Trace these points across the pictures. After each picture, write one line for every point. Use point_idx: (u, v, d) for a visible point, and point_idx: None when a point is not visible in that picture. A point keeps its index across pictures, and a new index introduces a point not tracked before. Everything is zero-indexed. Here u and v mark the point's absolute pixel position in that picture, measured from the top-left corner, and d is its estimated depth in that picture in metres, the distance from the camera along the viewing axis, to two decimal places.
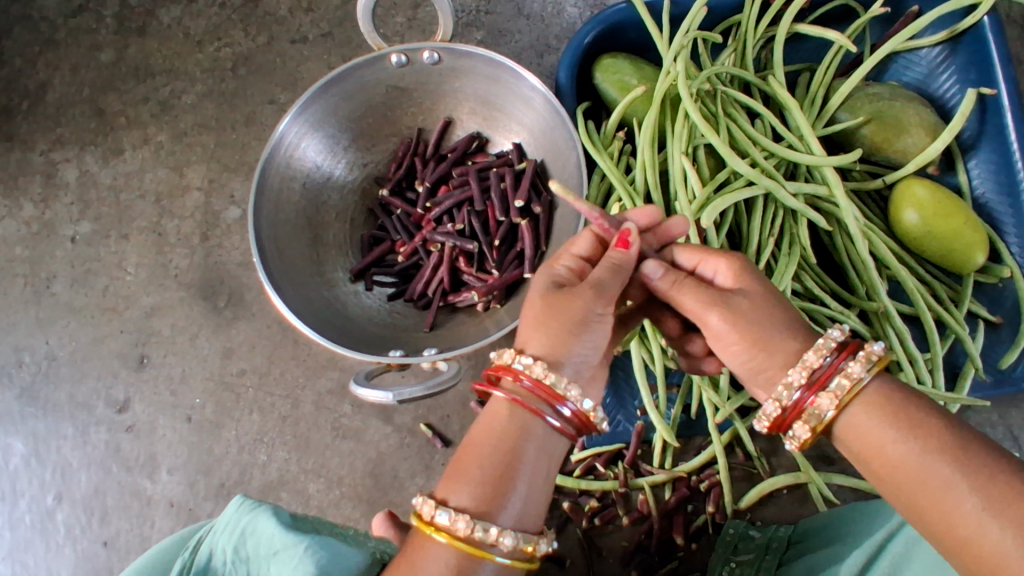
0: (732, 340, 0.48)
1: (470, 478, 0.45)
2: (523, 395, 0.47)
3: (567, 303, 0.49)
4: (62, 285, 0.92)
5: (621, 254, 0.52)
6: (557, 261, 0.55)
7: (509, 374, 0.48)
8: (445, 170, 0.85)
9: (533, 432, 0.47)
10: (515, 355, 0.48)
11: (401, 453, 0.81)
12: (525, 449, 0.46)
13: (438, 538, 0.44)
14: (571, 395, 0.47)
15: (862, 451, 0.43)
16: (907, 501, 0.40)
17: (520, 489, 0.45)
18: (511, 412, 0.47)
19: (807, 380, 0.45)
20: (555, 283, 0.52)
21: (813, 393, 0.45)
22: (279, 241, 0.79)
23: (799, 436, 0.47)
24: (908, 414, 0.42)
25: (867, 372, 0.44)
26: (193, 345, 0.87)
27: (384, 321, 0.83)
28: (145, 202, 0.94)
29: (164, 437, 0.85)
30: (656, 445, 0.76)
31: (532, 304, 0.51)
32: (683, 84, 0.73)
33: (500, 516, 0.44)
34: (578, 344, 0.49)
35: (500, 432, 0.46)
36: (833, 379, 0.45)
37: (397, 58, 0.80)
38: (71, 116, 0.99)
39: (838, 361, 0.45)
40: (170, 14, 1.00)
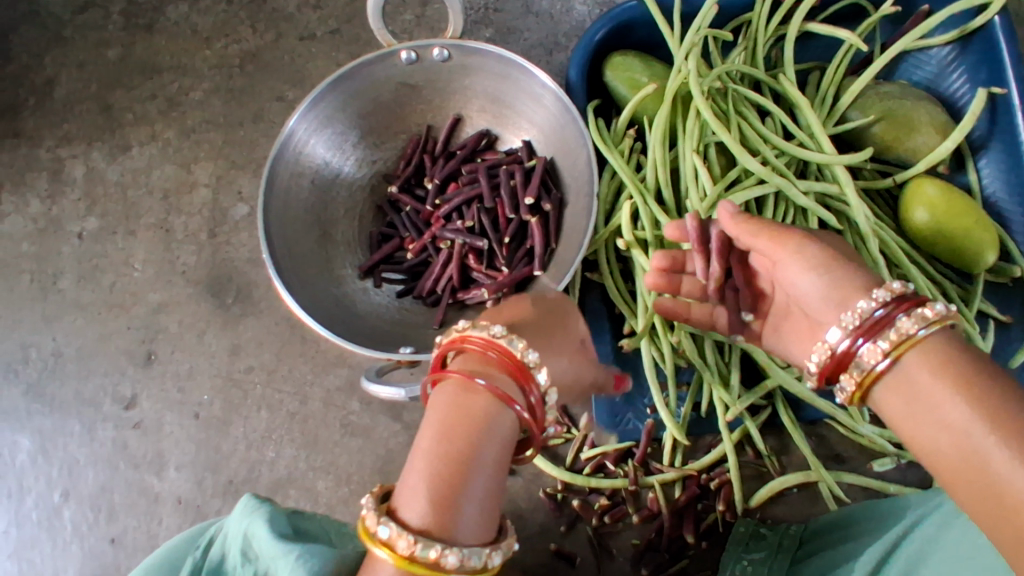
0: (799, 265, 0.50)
1: (420, 489, 0.43)
2: (485, 378, 0.47)
3: (513, 309, 0.59)
4: (69, 281, 0.92)
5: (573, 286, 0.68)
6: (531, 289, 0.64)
7: (468, 341, 0.48)
8: (455, 167, 0.85)
9: (493, 422, 0.45)
10: (472, 325, 0.49)
11: (410, 450, 0.81)
12: (479, 447, 0.44)
13: (382, 555, 0.43)
14: (529, 359, 0.47)
15: (905, 398, 0.43)
16: (937, 448, 0.39)
17: (470, 498, 0.43)
18: (463, 390, 0.46)
19: (859, 325, 0.45)
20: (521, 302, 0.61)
21: (861, 341, 0.45)
22: (288, 237, 0.79)
23: (845, 388, 0.47)
24: (956, 370, 0.40)
25: (921, 326, 0.43)
26: (201, 341, 0.87)
27: (393, 319, 0.83)
28: (152, 199, 0.94)
29: (171, 434, 0.85)
30: (666, 443, 0.76)
31: (512, 314, 0.59)
32: (694, 82, 0.73)
33: (448, 527, 0.43)
34: (524, 333, 0.56)
35: (451, 427, 0.45)
36: (885, 330, 0.44)
37: (406, 56, 0.80)
38: (77, 112, 0.99)
39: (894, 314, 0.44)
40: (177, 11, 1.00)
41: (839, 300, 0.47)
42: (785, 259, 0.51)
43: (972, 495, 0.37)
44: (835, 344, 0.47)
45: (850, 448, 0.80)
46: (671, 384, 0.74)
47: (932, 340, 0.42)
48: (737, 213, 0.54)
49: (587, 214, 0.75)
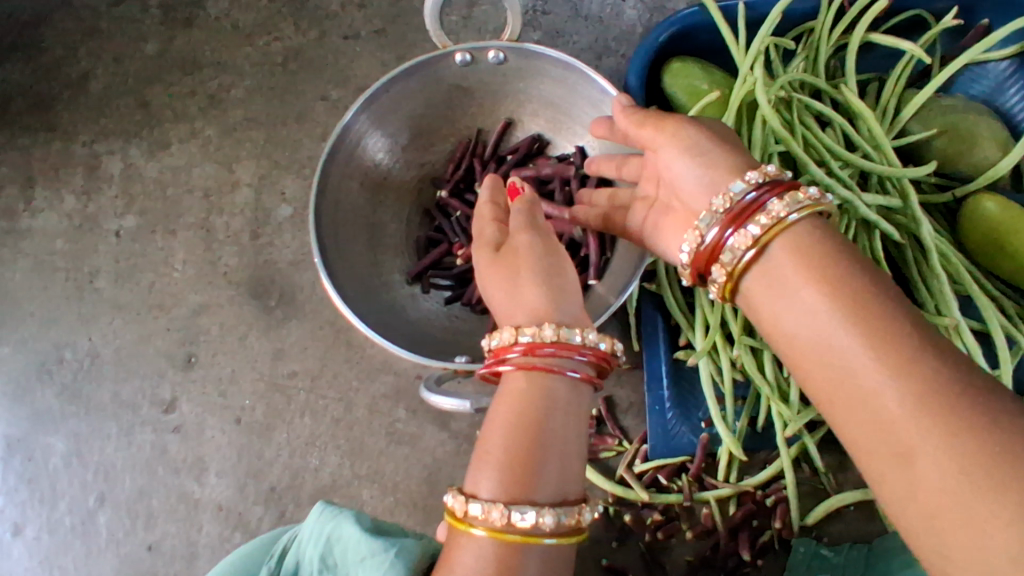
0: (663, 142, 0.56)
1: (494, 464, 0.46)
2: (535, 361, 0.48)
3: (514, 256, 0.54)
4: (106, 281, 0.90)
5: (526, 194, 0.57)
6: (483, 233, 0.58)
7: (513, 349, 0.49)
8: (506, 173, 0.84)
9: (554, 391, 0.48)
10: (515, 332, 0.49)
11: (458, 460, 0.79)
12: (547, 416, 0.47)
13: (476, 532, 0.45)
14: (586, 340, 0.49)
15: (774, 291, 0.46)
16: (811, 346, 0.43)
17: (551, 464, 0.45)
18: (529, 380, 0.48)
19: (728, 211, 0.49)
20: (490, 244, 0.57)
21: (731, 226, 0.49)
22: (339, 239, 0.77)
23: (718, 281, 0.51)
24: (836, 276, 0.43)
25: (789, 211, 0.47)
26: (242, 344, 0.85)
27: (443, 325, 0.81)
28: (192, 197, 0.92)
29: (213, 439, 0.83)
30: (722, 458, 0.75)
31: (494, 285, 0.54)
32: (761, 91, 0.72)
33: (536, 494, 0.45)
34: (553, 292, 0.51)
35: (517, 405, 0.47)
36: (758, 215, 0.48)
37: (461, 57, 0.78)
38: (114, 107, 0.97)
39: (765, 196, 0.48)
40: (218, 6, 0.99)
41: (716, 180, 0.53)
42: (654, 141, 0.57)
43: (839, 395, 0.41)
44: (703, 235, 0.51)
45: None
46: (728, 398, 0.73)
47: (813, 243, 0.46)
48: (629, 104, 0.59)
49: None
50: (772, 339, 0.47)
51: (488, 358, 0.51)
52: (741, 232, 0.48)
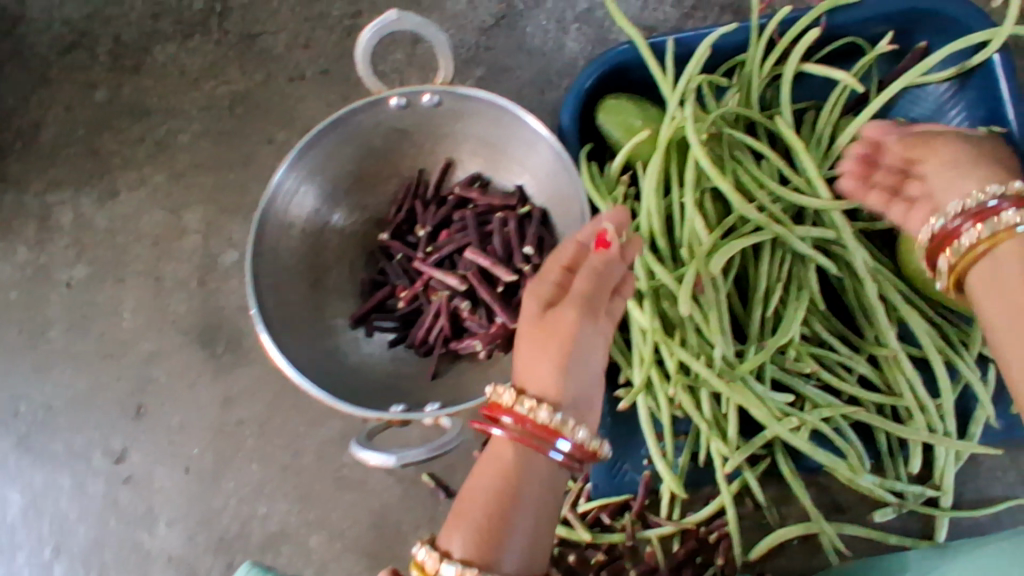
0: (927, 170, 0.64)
1: (471, 527, 0.51)
2: (524, 436, 0.54)
3: (560, 325, 0.55)
4: (58, 331, 0.91)
5: (604, 255, 0.57)
6: (546, 277, 0.58)
7: (510, 417, 0.55)
8: (446, 214, 0.84)
9: (535, 467, 0.54)
10: (515, 399, 0.55)
11: (404, 504, 0.80)
12: (525, 490, 0.53)
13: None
14: (573, 432, 0.54)
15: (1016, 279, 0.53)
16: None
17: (521, 534, 0.52)
18: (514, 452, 0.55)
19: (974, 210, 0.57)
20: (542, 300, 0.57)
21: (973, 220, 0.57)
22: (279, 289, 0.78)
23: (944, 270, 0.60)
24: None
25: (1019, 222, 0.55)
26: (191, 392, 0.86)
27: (386, 370, 0.82)
28: (141, 245, 0.92)
29: (162, 488, 0.84)
30: (665, 495, 0.75)
31: (528, 341, 0.56)
32: (692, 130, 0.72)
33: (503, 561, 0.51)
34: (576, 369, 0.56)
35: (501, 473, 0.54)
36: (988, 218, 0.56)
37: (396, 102, 0.79)
38: (65, 156, 0.97)
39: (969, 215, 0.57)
40: (165, 51, 0.99)
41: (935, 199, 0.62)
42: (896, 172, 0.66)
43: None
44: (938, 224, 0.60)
45: (851, 497, 0.79)
46: (667, 435, 0.74)
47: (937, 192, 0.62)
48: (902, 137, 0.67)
49: None
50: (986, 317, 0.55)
51: (485, 415, 0.57)
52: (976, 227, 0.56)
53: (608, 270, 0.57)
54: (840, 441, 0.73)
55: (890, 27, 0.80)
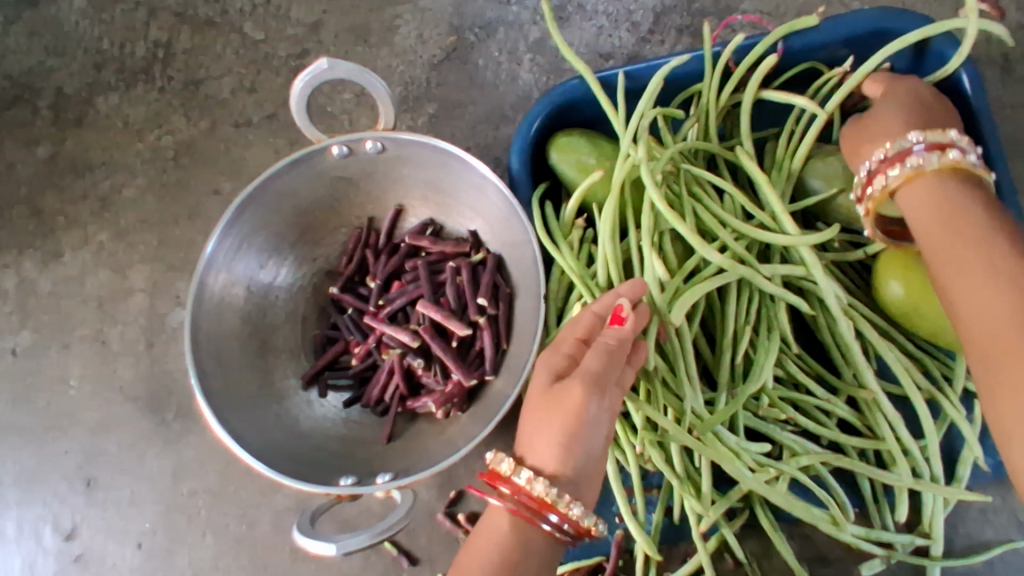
0: (893, 105, 0.64)
1: None
2: (520, 507, 0.54)
3: (564, 398, 0.57)
4: (3, 403, 0.87)
5: (617, 331, 0.60)
6: (560, 348, 0.61)
7: (508, 485, 0.55)
8: (397, 264, 0.80)
9: (530, 539, 0.55)
10: (515, 468, 0.56)
11: (365, 575, 0.76)
12: (521, 563, 0.53)
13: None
14: (569, 510, 0.54)
15: (935, 212, 0.56)
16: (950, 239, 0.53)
17: None
18: (511, 523, 0.55)
19: (892, 155, 0.60)
20: (554, 373, 0.60)
21: (891, 164, 0.60)
22: (222, 355, 0.74)
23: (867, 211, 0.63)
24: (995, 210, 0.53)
25: (931, 163, 0.58)
26: (141, 463, 0.82)
27: (339, 434, 0.77)
28: (86, 308, 0.89)
29: (114, 567, 0.80)
30: (639, 556, 0.71)
31: (536, 410, 0.58)
32: (645, 170, 0.67)
33: None
34: (579, 445, 0.56)
35: (500, 543, 0.54)
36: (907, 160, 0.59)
37: (338, 150, 0.75)
38: (7, 217, 0.94)
39: (922, 149, 0.58)
40: (108, 102, 0.96)
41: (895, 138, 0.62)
42: (868, 117, 0.65)
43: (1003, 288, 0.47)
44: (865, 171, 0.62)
45: (837, 547, 0.74)
46: (637, 493, 0.69)
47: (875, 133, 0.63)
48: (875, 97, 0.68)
49: (535, 317, 0.70)
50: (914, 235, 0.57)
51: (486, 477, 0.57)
52: (896, 168, 0.59)
53: (619, 345, 0.59)
54: (821, 491, 0.69)
55: (849, 51, 0.76)
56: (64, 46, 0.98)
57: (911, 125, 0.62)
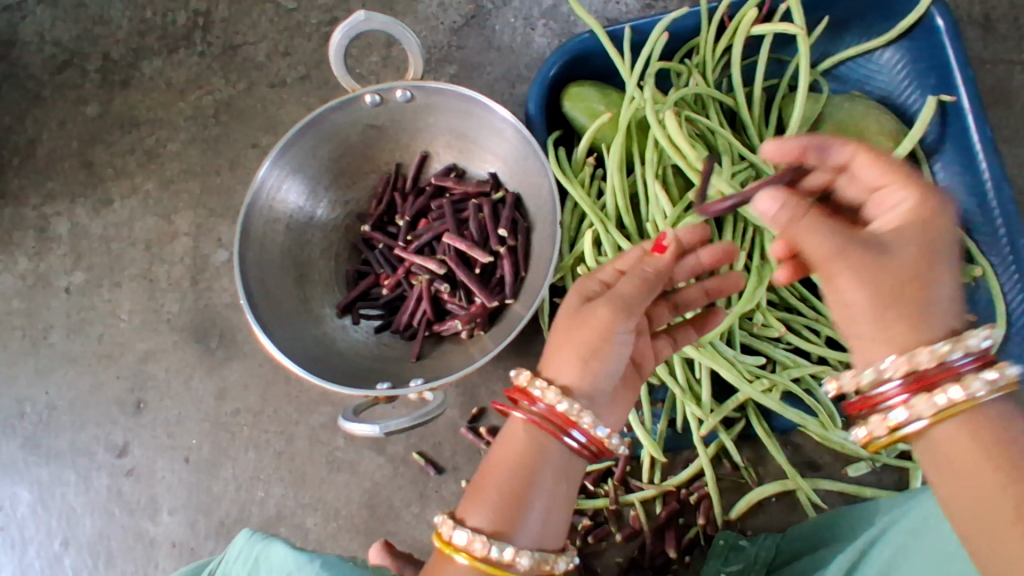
0: (918, 241, 0.41)
1: (486, 500, 0.49)
2: (539, 420, 0.50)
3: (589, 319, 0.50)
4: (59, 334, 0.96)
5: (661, 262, 0.53)
6: (597, 274, 0.54)
7: (526, 400, 0.50)
8: (424, 204, 0.88)
9: (550, 451, 0.50)
10: (533, 380, 0.51)
11: (395, 482, 0.86)
12: (538, 471, 0.49)
13: (458, 558, 0.48)
14: (584, 422, 0.49)
15: (993, 464, 0.38)
16: (987, 499, 0.37)
17: (535, 511, 0.48)
18: (527, 434, 0.50)
19: (919, 371, 0.41)
20: (584, 296, 0.52)
21: (913, 390, 0.41)
22: (266, 281, 0.81)
23: (872, 431, 0.45)
24: (1009, 417, 0.39)
25: (987, 393, 0.40)
26: (187, 387, 0.92)
27: (372, 354, 0.85)
28: (135, 250, 0.98)
29: (163, 479, 0.91)
30: (645, 460, 0.78)
31: (560, 327, 0.52)
32: (649, 109, 0.75)
33: (514, 535, 0.48)
34: (598, 369, 0.50)
35: (514, 456, 0.50)
36: (928, 390, 0.41)
37: (370, 99, 0.82)
38: (60, 169, 1.02)
39: (948, 372, 0.40)
40: (152, 66, 1.02)
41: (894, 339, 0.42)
42: (886, 260, 0.41)
43: None
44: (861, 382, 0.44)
45: (826, 454, 0.82)
46: (645, 403, 0.76)
47: (873, 284, 0.41)
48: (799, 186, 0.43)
49: (552, 242, 0.78)
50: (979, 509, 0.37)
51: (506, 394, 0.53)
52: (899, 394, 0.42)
53: (659, 273, 0.52)
54: (810, 402, 0.75)
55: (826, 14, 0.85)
56: (109, 14, 1.04)
57: (883, 295, 0.41)
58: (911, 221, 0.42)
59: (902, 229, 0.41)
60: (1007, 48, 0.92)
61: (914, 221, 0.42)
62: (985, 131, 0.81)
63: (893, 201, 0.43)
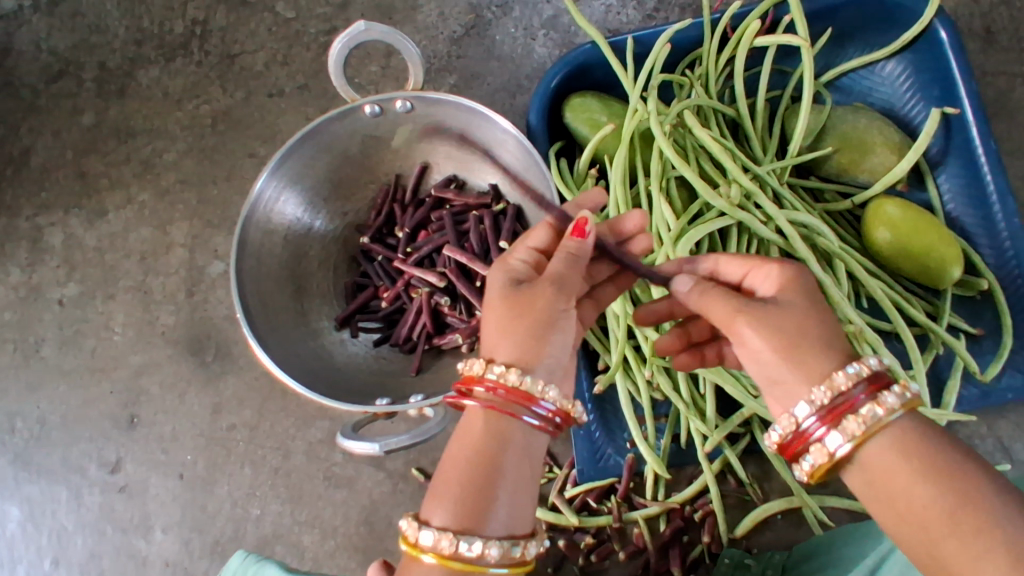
0: (799, 297, 0.48)
1: (450, 495, 0.43)
2: (497, 402, 0.46)
3: (531, 301, 0.49)
4: (51, 347, 0.95)
5: (579, 243, 0.52)
6: (513, 263, 0.53)
7: (481, 384, 0.47)
8: (424, 215, 0.87)
9: (511, 434, 0.46)
10: (487, 365, 0.47)
11: (394, 499, 0.85)
12: (504, 454, 0.45)
13: (426, 559, 0.43)
14: (546, 394, 0.46)
15: (917, 476, 0.40)
16: (982, 565, 0.36)
17: (504, 499, 0.43)
18: (487, 421, 0.46)
19: (828, 404, 0.44)
20: (513, 279, 0.52)
21: (830, 424, 0.44)
22: (264, 294, 0.80)
23: (810, 467, 0.46)
24: (919, 432, 0.42)
25: (894, 411, 0.42)
26: (182, 402, 0.91)
27: (370, 368, 0.84)
28: (130, 262, 0.96)
29: (156, 496, 0.89)
30: (648, 477, 0.76)
31: (497, 313, 0.49)
32: (653, 121, 0.74)
33: (485, 527, 0.43)
34: (548, 346, 0.49)
35: (474, 445, 0.45)
36: (851, 413, 0.43)
37: (370, 109, 0.80)
38: (54, 179, 1.00)
39: (867, 395, 0.43)
40: (148, 75, 1.01)
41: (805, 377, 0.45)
42: (776, 312, 0.47)
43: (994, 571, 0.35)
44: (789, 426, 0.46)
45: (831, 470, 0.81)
46: (648, 417, 0.74)
47: (770, 332, 0.46)
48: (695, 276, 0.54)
49: None
50: (908, 520, 0.40)
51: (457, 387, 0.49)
52: (840, 428, 0.43)
53: (579, 258, 0.52)
54: None
55: (829, 26, 0.85)
56: (106, 23, 1.03)
57: (778, 341, 0.46)
58: (785, 280, 0.50)
59: (781, 287, 0.49)
60: (1010, 59, 0.92)
61: (785, 283, 0.50)
62: (990, 145, 0.80)
63: (766, 274, 0.52)
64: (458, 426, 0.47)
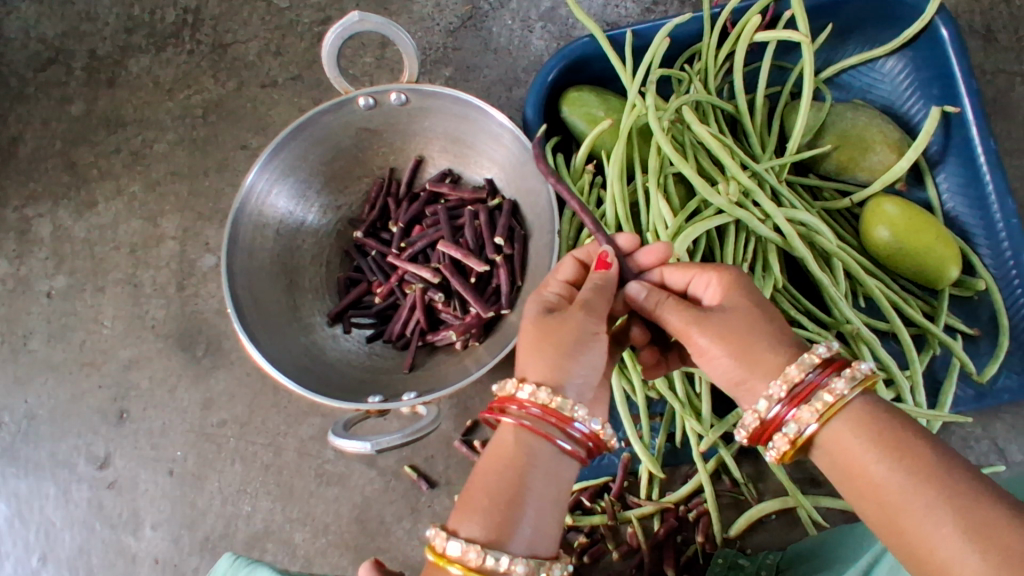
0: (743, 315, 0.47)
1: (479, 508, 0.42)
2: (531, 421, 0.45)
3: (559, 327, 0.48)
4: (39, 341, 0.94)
5: (601, 274, 0.52)
6: (544, 287, 0.54)
7: (513, 403, 0.46)
8: (418, 210, 0.85)
9: (540, 456, 0.44)
10: (518, 384, 0.46)
11: (386, 497, 0.84)
12: (533, 474, 0.43)
13: (451, 571, 0.41)
14: (578, 415, 0.45)
15: (872, 450, 0.39)
16: (939, 533, 0.35)
17: (531, 516, 0.42)
18: (518, 438, 0.45)
19: (788, 394, 0.44)
20: (546, 307, 0.51)
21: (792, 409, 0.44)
22: (255, 289, 0.79)
23: (777, 448, 0.46)
24: (875, 408, 0.42)
25: (851, 390, 0.42)
26: (173, 396, 0.90)
27: (363, 364, 0.83)
28: (119, 254, 0.95)
29: (146, 491, 0.88)
30: (642, 477, 0.76)
31: (528, 336, 0.49)
32: (652, 116, 0.72)
33: (511, 543, 0.41)
34: (578, 365, 0.47)
35: (503, 459, 0.44)
36: (814, 395, 0.43)
37: (364, 101, 0.79)
38: (43, 170, 0.99)
39: (821, 379, 0.43)
40: (139, 64, 1.00)
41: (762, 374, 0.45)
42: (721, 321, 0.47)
43: (957, 539, 0.35)
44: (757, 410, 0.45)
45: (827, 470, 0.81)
46: (642, 415, 0.73)
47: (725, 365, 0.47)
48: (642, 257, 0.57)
49: (549, 252, 0.75)
50: (869, 501, 0.39)
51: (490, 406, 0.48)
52: (802, 414, 0.43)
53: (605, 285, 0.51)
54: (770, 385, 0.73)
55: (828, 22, 0.84)
56: (96, 11, 1.01)
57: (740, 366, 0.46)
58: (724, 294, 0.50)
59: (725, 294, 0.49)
60: (1009, 58, 0.91)
61: (728, 288, 0.50)
62: (989, 143, 0.80)
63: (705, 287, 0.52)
64: (489, 444, 0.46)
